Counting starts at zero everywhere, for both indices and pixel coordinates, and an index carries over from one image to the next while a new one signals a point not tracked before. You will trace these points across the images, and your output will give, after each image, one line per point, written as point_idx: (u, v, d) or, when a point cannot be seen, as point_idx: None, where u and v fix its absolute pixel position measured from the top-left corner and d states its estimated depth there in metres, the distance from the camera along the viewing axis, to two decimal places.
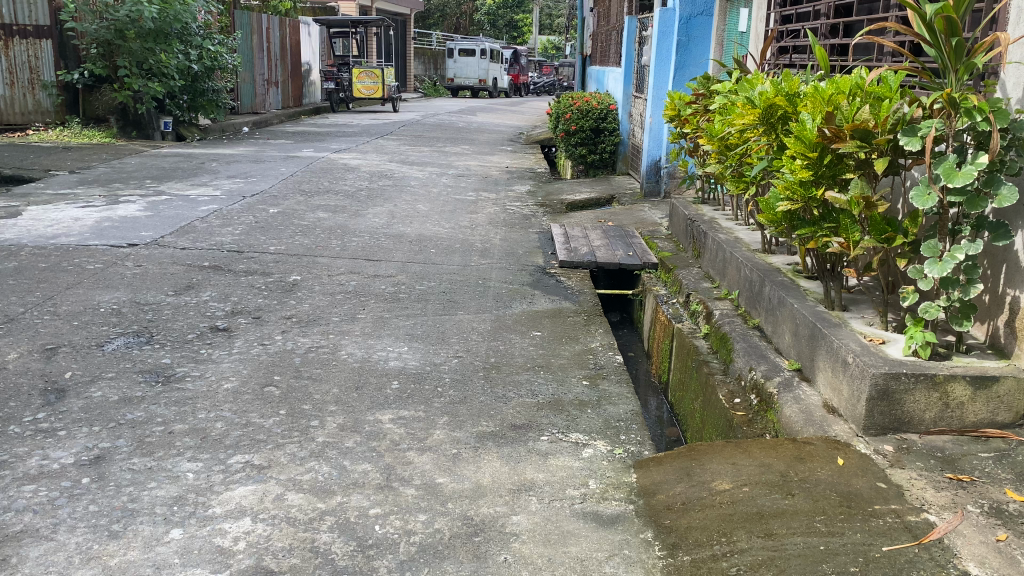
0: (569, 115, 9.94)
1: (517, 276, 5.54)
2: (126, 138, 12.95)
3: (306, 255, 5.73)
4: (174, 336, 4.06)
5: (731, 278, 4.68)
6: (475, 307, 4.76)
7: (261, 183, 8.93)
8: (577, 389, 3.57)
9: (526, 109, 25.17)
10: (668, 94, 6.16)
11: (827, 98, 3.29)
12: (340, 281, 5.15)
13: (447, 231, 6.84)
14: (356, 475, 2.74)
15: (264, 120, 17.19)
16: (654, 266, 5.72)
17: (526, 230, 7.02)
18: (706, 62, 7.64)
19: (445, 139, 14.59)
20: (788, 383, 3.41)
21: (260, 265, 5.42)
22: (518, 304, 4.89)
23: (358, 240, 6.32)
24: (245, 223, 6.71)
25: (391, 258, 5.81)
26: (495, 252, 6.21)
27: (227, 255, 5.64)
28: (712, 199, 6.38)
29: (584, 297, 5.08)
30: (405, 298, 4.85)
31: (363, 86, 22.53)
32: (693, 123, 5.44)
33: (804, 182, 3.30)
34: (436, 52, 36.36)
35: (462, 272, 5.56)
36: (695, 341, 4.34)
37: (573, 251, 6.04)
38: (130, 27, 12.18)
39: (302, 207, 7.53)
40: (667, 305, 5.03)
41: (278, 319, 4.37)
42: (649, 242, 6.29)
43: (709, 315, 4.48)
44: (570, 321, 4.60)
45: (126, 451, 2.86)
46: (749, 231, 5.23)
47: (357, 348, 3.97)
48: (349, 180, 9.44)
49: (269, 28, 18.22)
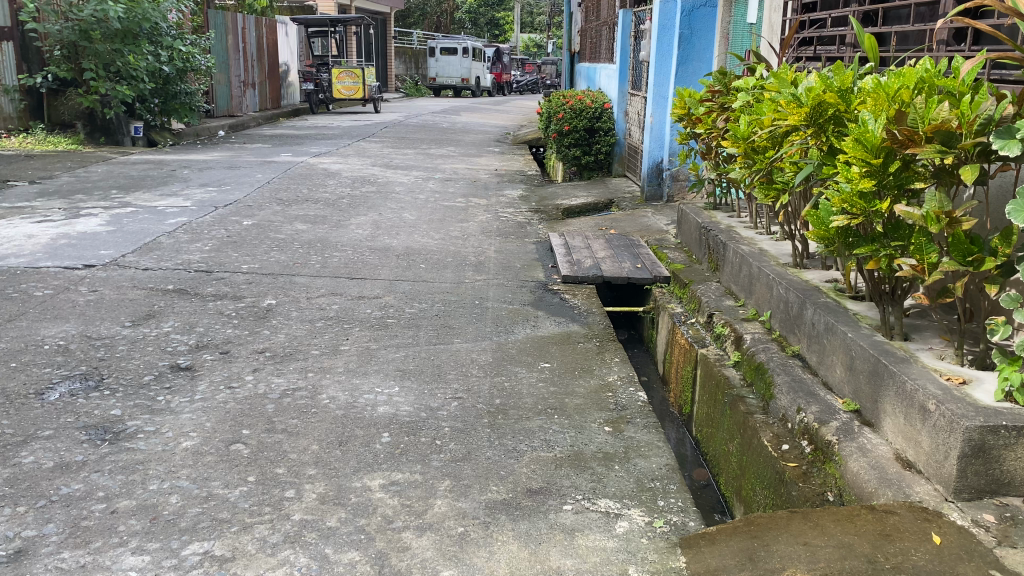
0: (561, 114, 9.43)
1: (517, 294, 5.01)
2: (94, 144, 12.34)
3: (282, 274, 5.18)
4: (128, 379, 3.50)
5: (760, 297, 4.19)
6: (472, 334, 4.23)
7: (235, 192, 8.37)
8: (600, 438, 3.04)
9: (513, 109, 23.72)
10: (676, 90, 5.65)
11: (891, 94, 2.80)
12: (321, 305, 4.61)
13: (437, 243, 6.31)
14: (342, 570, 2.21)
15: (241, 123, 16.59)
16: (666, 280, 5.24)
17: (522, 240, 6.50)
18: (710, 56, 7.13)
19: (429, 140, 14.04)
20: (848, 429, 2.90)
21: (231, 287, 4.87)
22: (521, 328, 4.37)
23: (340, 255, 5.77)
24: (216, 238, 6.14)
25: (377, 275, 5.28)
26: (491, 266, 5.68)
27: (194, 275, 5.08)
28: (726, 205, 5.88)
29: (594, 319, 4.56)
30: (395, 324, 4.32)
31: (343, 87, 21.75)
32: (708, 124, 4.97)
33: (864, 193, 2.81)
34: (417, 51, 35.73)
35: (456, 291, 5.02)
36: (724, 371, 3.83)
37: (577, 264, 5.51)
38: (95, 27, 11.57)
39: (278, 219, 6.97)
40: (685, 326, 4.52)
41: (248, 354, 3.83)
42: (658, 252, 5.78)
43: (739, 340, 3.97)
44: (580, 348, 4.08)
45: (55, 542, 2.31)
46: (773, 241, 4.73)
47: (339, 390, 3.43)
48: (329, 186, 8.88)
49: (244, 28, 17.63)
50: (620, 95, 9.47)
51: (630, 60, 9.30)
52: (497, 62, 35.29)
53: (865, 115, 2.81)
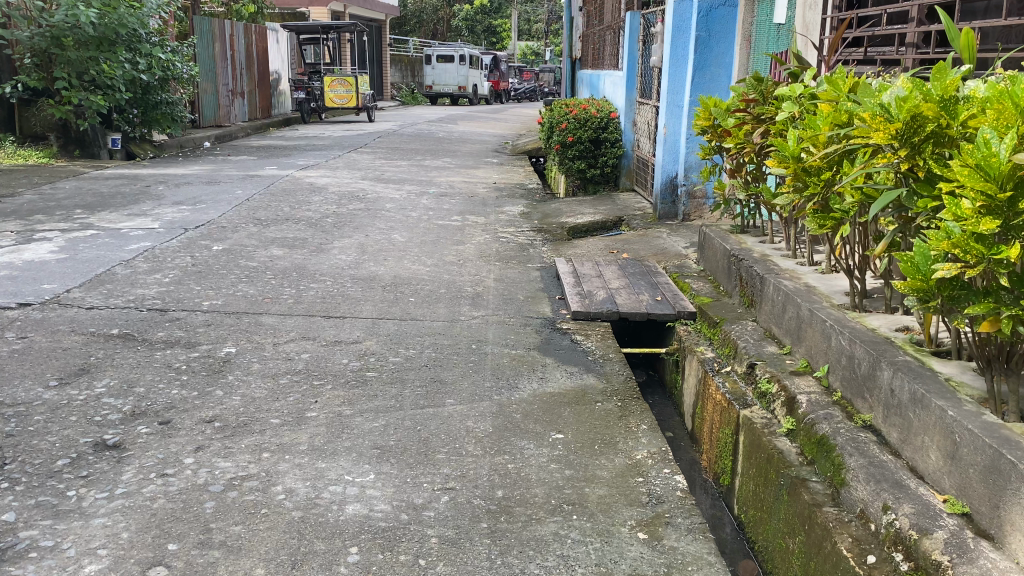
0: (565, 125, 8.74)
1: (520, 336, 4.31)
2: (69, 157, 11.64)
3: (248, 313, 4.49)
4: (36, 464, 2.80)
5: (812, 345, 3.50)
6: (467, 392, 3.52)
7: (211, 211, 7.68)
8: (633, 552, 2.36)
9: (511, 117, 23.11)
10: (699, 98, 4.95)
11: (1021, 105, 2.13)
12: (288, 354, 3.91)
13: (429, 270, 5.61)
14: None
15: (228, 133, 15.91)
16: (691, 316, 4.56)
17: (524, 267, 5.80)
18: (730, 61, 6.43)
19: (424, 151, 13.38)
20: (962, 546, 2.21)
21: (186, 331, 4.17)
22: (526, 381, 3.67)
23: (317, 287, 5.07)
24: (179, 267, 5.44)
25: (359, 313, 4.58)
26: (490, 299, 4.98)
27: (145, 316, 4.38)
28: (754, 228, 5.21)
29: (612, 369, 3.85)
30: (377, 380, 3.62)
31: (335, 96, 20.96)
32: (740, 137, 4.30)
33: (983, 236, 2.13)
34: (414, 59, 35.11)
35: (450, 331, 4.32)
36: (778, 443, 3.14)
37: (588, 297, 4.82)
38: (68, 33, 10.87)
39: (253, 243, 6.27)
40: (720, 377, 3.82)
41: (193, 425, 3.13)
42: (679, 282, 5.09)
43: (791, 403, 3.29)
44: (599, 409, 3.38)
45: None
46: (821, 274, 4.04)
47: (300, 480, 2.72)
48: (314, 203, 8.19)
49: (232, 35, 16.96)
50: (629, 103, 8.71)
51: (638, 67, 8.58)
52: (494, 69, 34.67)
53: (985, 132, 2.14)
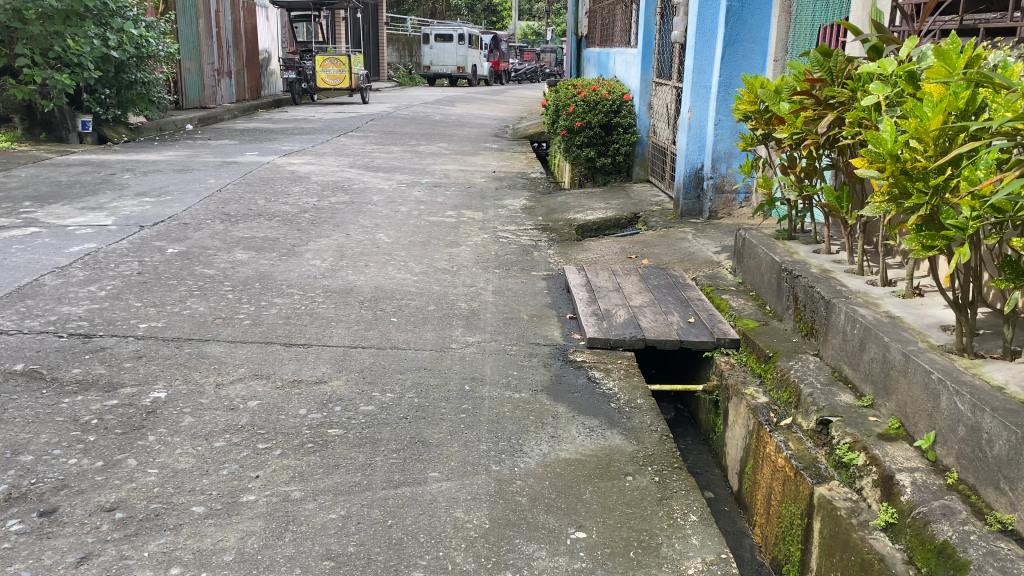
0: (573, 108, 7.94)
1: (525, 372, 3.48)
2: (34, 141, 10.77)
3: (191, 340, 3.67)
4: None
5: (909, 398, 2.69)
6: (457, 459, 2.70)
7: (176, 204, 6.82)
8: None
9: (509, 99, 22.27)
10: (742, 76, 4.11)
11: None
12: (231, 402, 3.07)
13: (416, 280, 4.78)
14: None
15: (213, 115, 15.01)
16: (733, 345, 3.75)
17: (528, 275, 4.98)
18: (766, 35, 5.64)
19: (419, 136, 12.51)
20: None
21: (109, 367, 3.35)
22: (534, 442, 2.86)
23: (281, 303, 4.25)
24: (121, 276, 4.60)
25: (328, 338, 3.77)
26: (488, 319, 4.16)
27: (62, 345, 3.55)
28: (802, 233, 4.39)
29: (643, 422, 3.03)
30: (341, 442, 2.79)
31: (328, 76, 19.94)
32: (800, 126, 3.46)
33: None
34: (411, 38, 34.10)
35: (438, 365, 3.51)
36: (873, 542, 2.32)
37: (606, 318, 4.00)
38: (31, 6, 9.98)
39: (215, 244, 5.43)
40: (779, 433, 3.01)
41: (84, 518, 2.31)
42: (716, 300, 4.27)
43: (887, 483, 2.48)
44: (631, 487, 2.56)
45: None
46: (903, 301, 3.24)
47: None
48: (293, 195, 7.35)
49: (218, 10, 16.02)
50: (643, 84, 7.86)
51: (654, 43, 7.74)
52: (494, 49, 33.69)
53: None
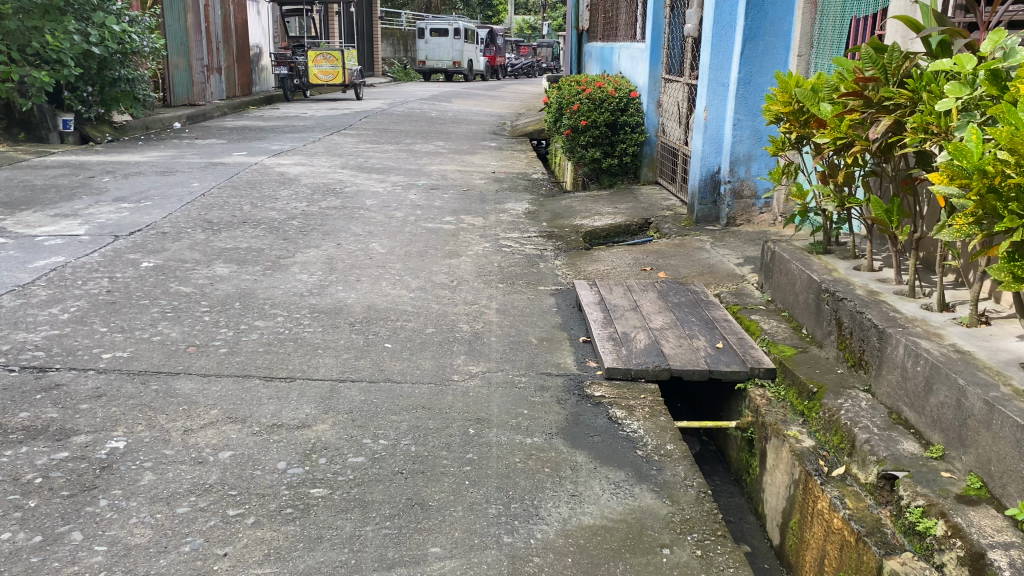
0: (577, 106, 7.50)
1: (537, 410, 3.07)
2: (13, 140, 10.32)
3: (159, 374, 3.25)
4: None
5: (993, 454, 2.28)
6: (463, 529, 2.29)
7: (155, 210, 6.39)
8: None
9: (506, 94, 21.82)
10: (776, 73, 3.70)
11: None
12: (199, 453, 2.66)
13: (413, 297, 4.37)
14: None
15: (201, 113, 14.56)
16: (769, 375, 3.34)
17: (535, 290, 4.57)
18: (788, 28, 5.23)
19: (415, 134, 12.08)
20: None
21: (62, 409, 2.93)
22: (553, 502, 2.45)
23: (263, 326, 3.83)
24: (87, 295, 4.19)
25: (313, 370, 3.35)
26: (493, 344, 3.75)
27: (9, 381, 3.13)
28: (838, 246, 3.99)
29: (675, 475, 2.62)
30: (326, 507, 2.37)
31: (321, 71, 19.46)
32: (849, 131, 3.06)
33: None
34: (405, 33, 33.59)
35: (438, 402, 3.10)
36: None
37: (625, 344, 3.58)
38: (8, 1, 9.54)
39: (193, 257, 5.01)
40: (833, 486, 2.60)
41: None
42: (744, 321, 3.86)
43: (976, 561, 2.08)
44: (669, 565, 2.16)
45: None
46: (968, 330, 2.84)
47: None
48: (281, 199, 6.93)
49: (208, 5, 15.57)
50: (651, 81, 7.47)
51: (663, 38, 7.34)
52: (490, 44, 33.20)
53: None
